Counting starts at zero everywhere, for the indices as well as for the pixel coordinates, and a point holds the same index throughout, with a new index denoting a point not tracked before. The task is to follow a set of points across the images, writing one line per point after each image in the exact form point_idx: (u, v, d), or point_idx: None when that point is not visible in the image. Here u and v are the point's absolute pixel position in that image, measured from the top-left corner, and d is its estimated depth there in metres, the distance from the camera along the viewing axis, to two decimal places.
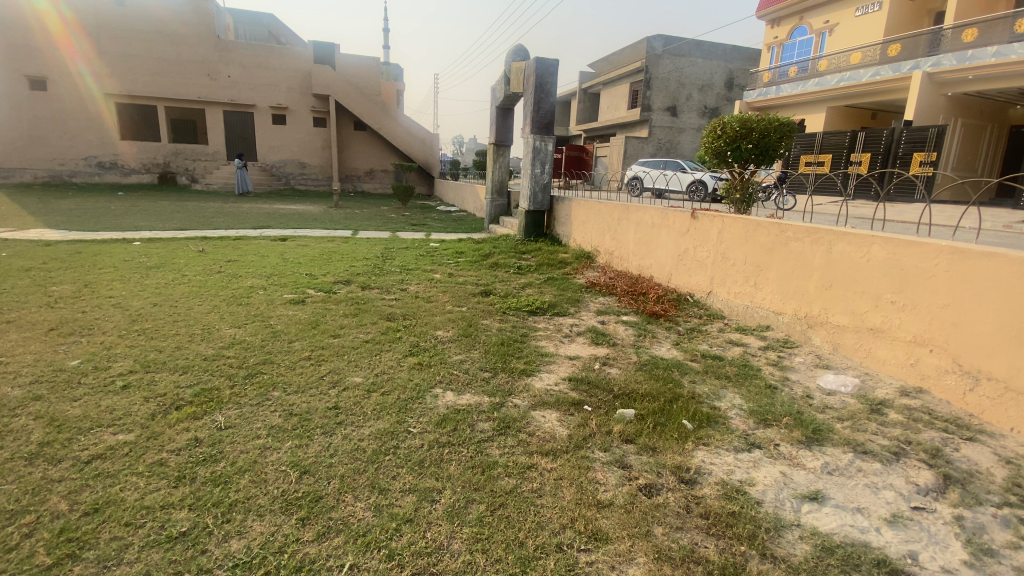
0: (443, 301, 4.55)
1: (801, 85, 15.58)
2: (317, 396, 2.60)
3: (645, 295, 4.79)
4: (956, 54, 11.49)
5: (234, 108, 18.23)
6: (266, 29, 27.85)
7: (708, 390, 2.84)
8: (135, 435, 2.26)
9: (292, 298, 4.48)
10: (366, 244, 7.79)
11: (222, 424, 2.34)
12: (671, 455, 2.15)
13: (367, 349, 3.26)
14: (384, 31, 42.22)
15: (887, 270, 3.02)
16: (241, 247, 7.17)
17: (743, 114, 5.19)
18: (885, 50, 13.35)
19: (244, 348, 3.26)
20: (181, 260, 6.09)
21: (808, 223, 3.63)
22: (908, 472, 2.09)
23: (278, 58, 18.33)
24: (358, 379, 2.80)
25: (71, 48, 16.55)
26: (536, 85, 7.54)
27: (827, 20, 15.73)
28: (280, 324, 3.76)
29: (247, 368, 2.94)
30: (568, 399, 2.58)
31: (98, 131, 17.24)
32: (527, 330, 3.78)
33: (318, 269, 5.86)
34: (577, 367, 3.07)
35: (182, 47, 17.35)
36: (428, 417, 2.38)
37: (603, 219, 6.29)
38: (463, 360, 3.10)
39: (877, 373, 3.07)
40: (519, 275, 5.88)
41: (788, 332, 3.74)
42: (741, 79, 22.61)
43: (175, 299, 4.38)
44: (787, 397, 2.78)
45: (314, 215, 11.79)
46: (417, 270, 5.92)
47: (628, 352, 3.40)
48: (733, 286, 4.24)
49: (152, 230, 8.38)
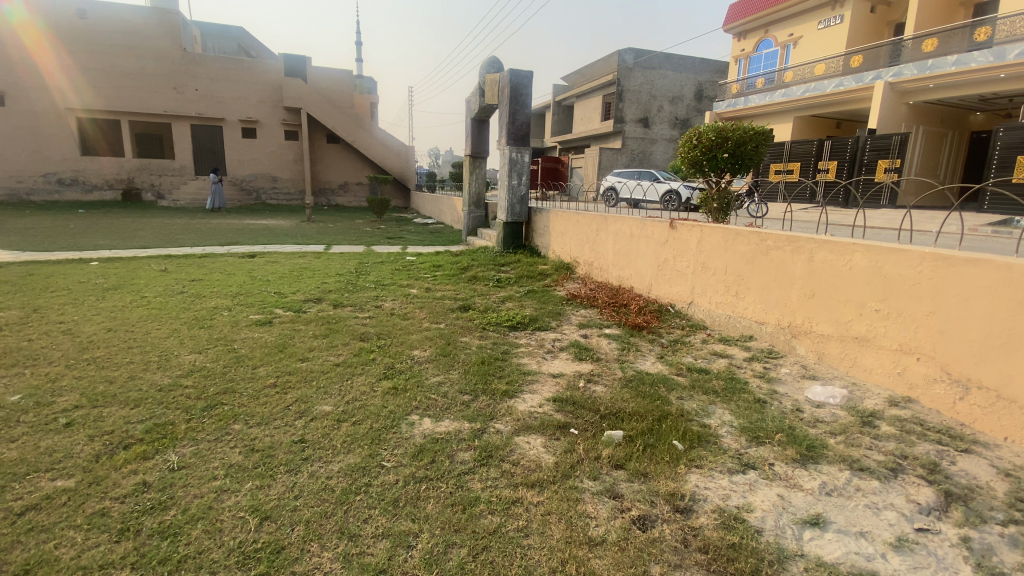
0: (419, 318, 4.38)
1: (768, 96, 15.98)
2: (282, 429, 2.41)
3: (627, 306, 4.70)
4: (918, 64, 11.94)
5: (201, 122, 17.76)
6: (236, 42, 27.48)
7: (696, 406, 2.73)
8: (76, 481, 2.03)
9: (259, 319, 4.25)
10: (340, 259, 7.56)
11: (175, 464, 2.13)
12: (664, 480, 2.02)
13: (337, 372, 3.07)
14: (357, 43, 42.10)
15: (870, 278, 2.99)
16: (207, 265, 6.87)
17: (718, 123, 5.20)
18: (848, 61, 13.83)
19: (204, 376, 3.03)
20: (142, 280, 5.80)
21: (788, 231, 3.59)
22: (908, 490, 2.02)
23: (248, 71, 17.99)
24: (327, 408, 2.61)
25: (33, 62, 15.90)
26: (511, 97, 7.48)
27: (791, 33, 16.22)
28: (244, 348, 3.54)
29: (206, 400, 2.72)
30: (552, 421, 2.45)
31: (57, 146, 16.52)
32: (508, 347, 3.64)
33: (288, 286, 5.63)
34: (560, 386, 2.93)
35: (148, 59, 16.84)
36: (403, 449, 2.21)
37: (581, 230, 6.21)
38: (441, 383, 2.93)
39: (865, 383, 3.02)
40: (499, 288, 5.74)
41: (772, 342, 3.68)
42: (710, 91, 23.11)
43: (131, 323, 4.11)
44: (776, 412, 2.68)
45: (285, 230, 11.45)
46: (392, 286, 5.74)
47: (612, 368, 3.28)
48: (713, 297, 4.19)
49: (113, 249, 8.00)
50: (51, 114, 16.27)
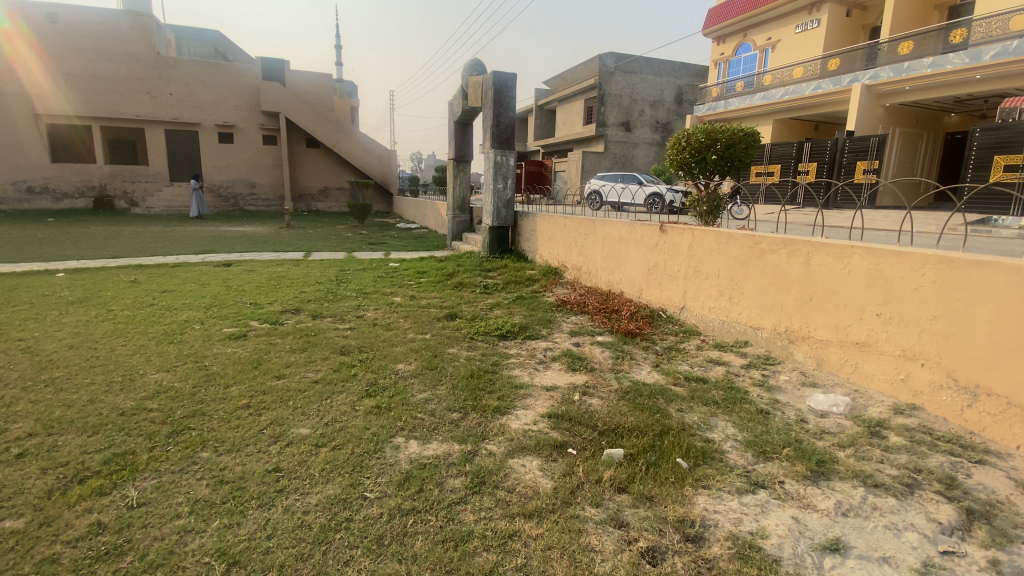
0: (404, 328, 4.19)
1: (748, 98, 16.11)
2: (255, 456, 2.21)
3: (617, 312, 4.58)
4: (894, 67, 12.14)
5: (176, 127, 17.26)
6: (212, 46, 26.92)
7: (697, 418, 2.60)
8: (25, 522, 1.79)
9: (233, 332, 4.02)
10: (320, 267, 7.31)
11: (134, 501, 1.90)
12: (671, 505, 1.88)
13: (316, 391, 2.88)
14: (336, 48, 41.76)
15: (870, 282, 2.90)
16: (180, 274, 6.58)
17: (706, 125, 5.14)
18: (825, 64, 14.01)
19: (172, 399, 2.79)
20: (111, 292, 5.50)
21: (782, 234, 3.50)
22: (927, 508, 1.93)
23: (224, 75, 17.58)
24: (305, 431, 2.42)
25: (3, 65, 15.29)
26: (495, 99, 7.34)
27: (770, 37, 16.40)
28: (216, 365, 3.32)
29: (171, 425, 2.50)
30: (549, 441, 2.29)
31: (25, 153, 15.90)
32: (498, 357, 3.48)
33: (265, 296, 5.40)
34: (555, 401, 2.77)
35: (120, 62, 16.29)
36: (388, 477, 2.04)
37: (569, 235, 6.09)
38: (428, 400, 2.75)
39: (867, 390, 2.93)
40: (486, 295, 5.58)
41: (769, 348, 3.58)
42: (690, 95, 23.31)
43: (95, 339, 3.83)
44: (781, 424, 2.57)
45: (263, 237, 11.11)
46: (375, 294, 5.53)
47: (607, 378, 3.14)
48: (706, 301, 4.08)
49: (81, 259, 7.64)
50: (19, 120, 15.64)
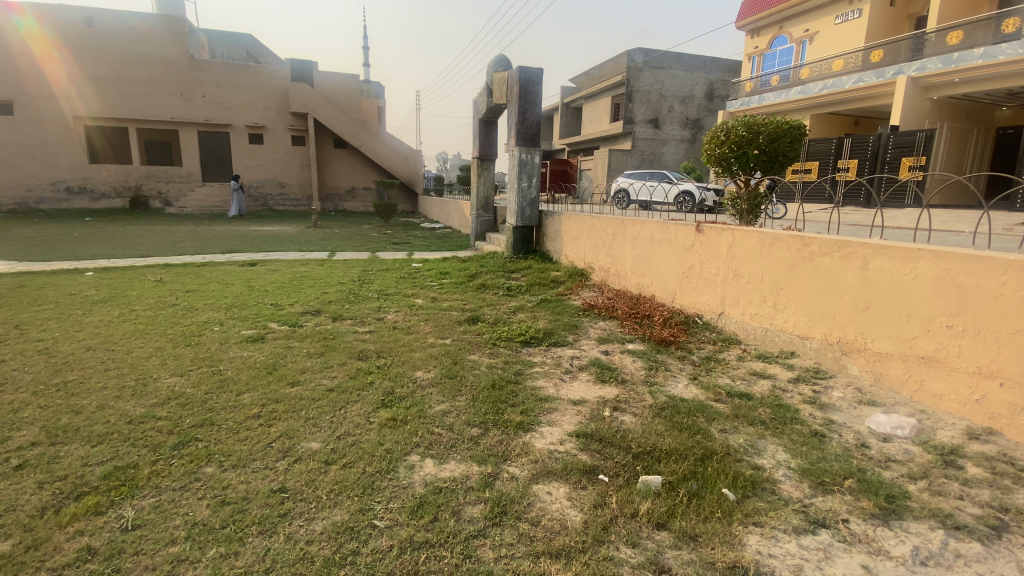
0: (424, 332, 4.03)
1: (784, 93, 15.48)
2: (261, 474, 2.06)
3: (649, 317, 4.32)
4: (941, 58, 11.45)
5: (208, 128, 17.62)
6: (244, 49, 27.53)
7: (742, 440, 2.35)
8: (11, 544, 1.68)
9: (251, 335, 3.92)
10: (344, 267, 7.23)
11: (128, 523, 1.78)
12: (719, 547, 1.65)
13: (330, 400, 2.72)
14: (363, 48, 42.30)
15: (938, 290, 2.59)
16: (205, 274, 6.58)
17: (748, 118, 4.80)
18: (867, 56, 13.30)
19: (182, 406, 2.69)
20: (136, 291, 5.51)
21: (835, 235, 3.19)
22: (1021, 557, 1.66)
23: (254, 76, 17.84)
24: (315, 446, 2.27)
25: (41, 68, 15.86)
26: (520, 95, 7.12)
27: (807, 29, 15.71)
28: (230, 370, 3.21)
29: (178, 435, 2.38)
30: (577, 464, 2.08)
31: (66, 154, 16.46)
32: (522, 366, 3.27)
33: (286, 297, 5.31)
34: (583, 417, 2.55)
35: (154, 66, 16.73)
36: (400, 502, 1.86)
37: (597, 235, 5.83)
38: (446, 413, 2.56)
39: (935, 411, 2.61)
40: (509, 297, 5.39)
41: (818, 360, 3.27)
42: (722, 90, 22.61)
43: (113, 341, 3.78)
44: (839, 449, 2.29)
45: (289, 236, 11.16)
46: (396, 295, 5.40)
47: (639, 392, 2.89)
48: (748, 308, 3.79)
49: (111, 258, 7.74)
50: (59, 122, 16.21)
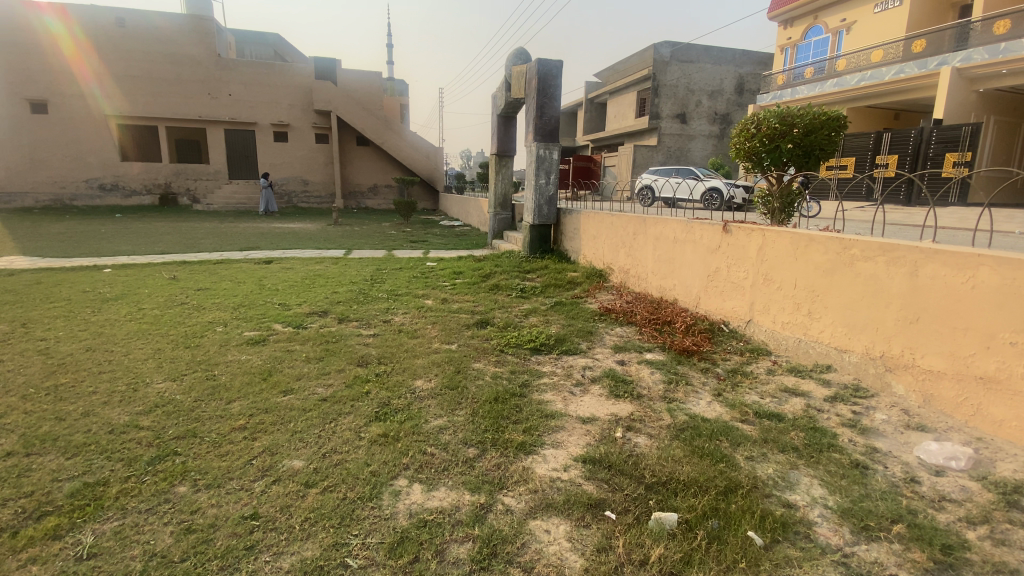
0: (429, 336, 3.83)
1: (818, 86, 14.78)
2: (234, 496, 1.90)
3: (670, 324, 4.05)
4: (988, 48, 10.72)
5: (234, 126, 17.88)
6: (271, 48, 27.98)
7: (772, 471, 2.08)
8: None
9: (253, 337, 3.78)
10: (358, 265, 7.12)
11: (84, 551, 1.64)
12: None
13: (321, 412, 2.54)
14: (388, 47, 42.56)
15: (1003, 302, 2.25)
16: (220, 272, 6.55)
17: (781, 108, 4.44)
18: (909, 46, 12.58)
19: (167, 415, 2.55)
20: (148, 289, 5.50)
21: (881, 237, 2.86)
22: None
23: (279, 75, 18.00)
24: (297, 464, 2.09)
25: (76, 69, 16.34)
26: (539, 89, 6.87)
27: (844, 18, 14.99)
28: (225, 375, 3.07)
29: (157, 448, 2.24)
30: (581, 497, 1.84)
31: (99, 151, 16.92)
32: (529, 376, 3.05)
33: (294, 296, 5.20)
34: (592, 438, 2.31)
35: (183, 65, 17.06)
36: (379, 537, 1.66)
37: (617, 234, 5.55)
38: (443, 429, 2.35)
39: (994, 440, 2.27)
40: (523, 299, 5.16)
41: (858, 376, 2.95)
42: (752, 84, 21.86)
43: (115, 341, 3.72)
44: (884, 484, 1.99)
45: (309, 234, 11.16)
46: (406, 296, 5.23)
47: (656, 410, 2.63)
48: (779, 315, 3.49)
49: (130, 254, 7.80)
50: (92, 121, 16.66)
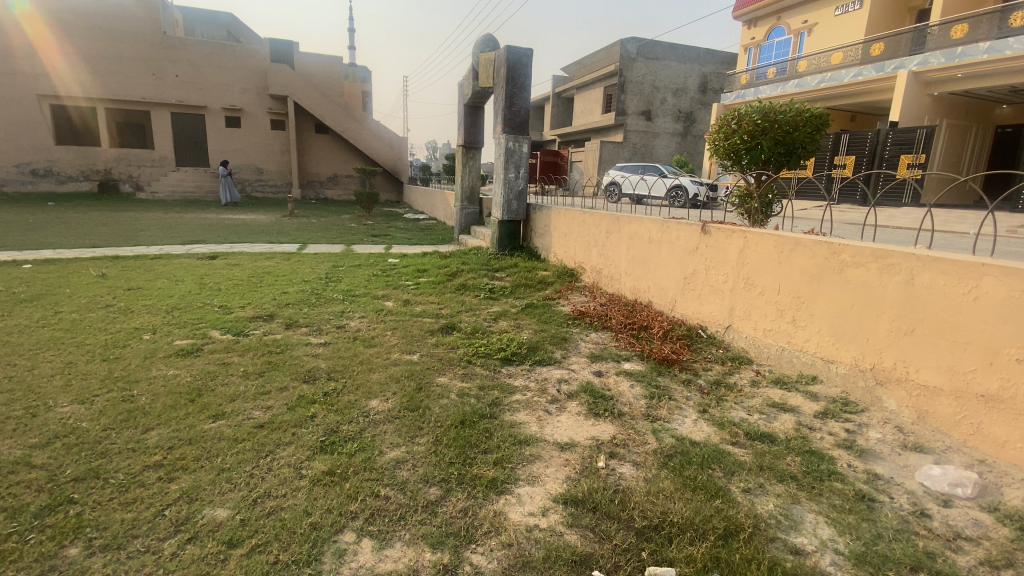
0: (388, 345, 3.47)
1: (780, 86, 15.03)
2: (137, 563, 1.52)
3: (647, 329, 3.83)
4: (945, 52, 11.00)
5: (182, 110, 16.73)
6: (224, 28, 26.53)
7: (773, 507, 1.86)
8: None
9: (184, 347, 3.33)
10: (311, 262, 6.64)
11: None
12: None
13: (257, 442, 2.17)
14: (348, 32, 41.27)
15: (1009, 314, 2.09)
16: (157, 268, 5.96)
17: (764, 103, 4.27)
18: (867, 49, 12.88)
19: (68, 449, 2.11)
20: (70, 288, 4.89)
21: (872, 243, 2.69)
22: None
23: (231, 56, 16.93)
24: (223, 515, 1.73)
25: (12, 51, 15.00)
26: (507, 78, 6.53)
27: (806, 20, 15.25)
28: (146, 396, 2.63)
29: (49, 495, 1.82)
30: (564, 552, 1.57)
31: (30, 134, 15.53)
32: (499, 393, 2.75)
33: (239, 297, 4.73)
34: (573, 469, 2.04)
35: (124, 42, 15.80)
36: None
37: (589, 231, 5.30)
38: (401, 463, 2.03)
39: (996, 461, 2.13)
40: (491, 300, 4.86)
41: (847, 388, 2.79)
42: (715, 83, 22.13)
43: (17, 353, 3.19)
44: (897, 521, 1.79)
45: (262, 226, 10.47)
46: (364, 297, 4.84)
47: (641, 432, 2.38)
48: (761, 322, 3.31)
49: (55, 248, 7.06)
50: (22, 101, 15.27)
